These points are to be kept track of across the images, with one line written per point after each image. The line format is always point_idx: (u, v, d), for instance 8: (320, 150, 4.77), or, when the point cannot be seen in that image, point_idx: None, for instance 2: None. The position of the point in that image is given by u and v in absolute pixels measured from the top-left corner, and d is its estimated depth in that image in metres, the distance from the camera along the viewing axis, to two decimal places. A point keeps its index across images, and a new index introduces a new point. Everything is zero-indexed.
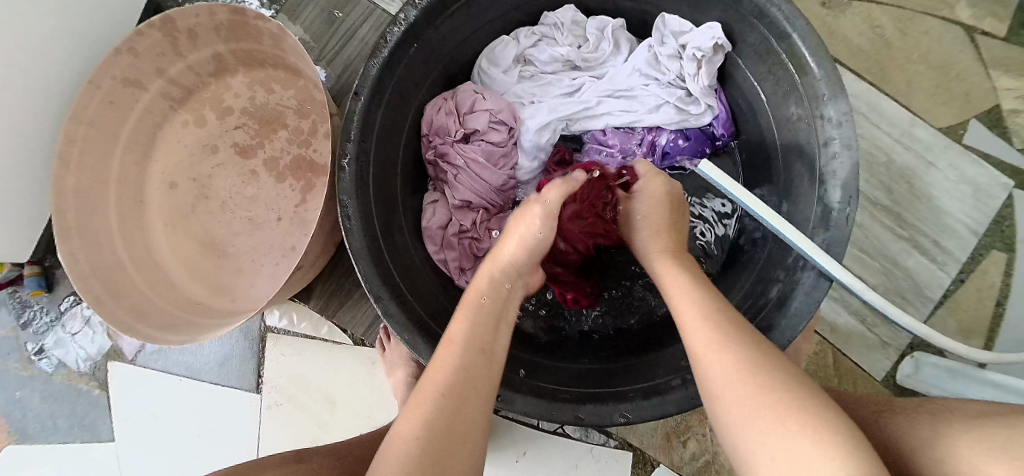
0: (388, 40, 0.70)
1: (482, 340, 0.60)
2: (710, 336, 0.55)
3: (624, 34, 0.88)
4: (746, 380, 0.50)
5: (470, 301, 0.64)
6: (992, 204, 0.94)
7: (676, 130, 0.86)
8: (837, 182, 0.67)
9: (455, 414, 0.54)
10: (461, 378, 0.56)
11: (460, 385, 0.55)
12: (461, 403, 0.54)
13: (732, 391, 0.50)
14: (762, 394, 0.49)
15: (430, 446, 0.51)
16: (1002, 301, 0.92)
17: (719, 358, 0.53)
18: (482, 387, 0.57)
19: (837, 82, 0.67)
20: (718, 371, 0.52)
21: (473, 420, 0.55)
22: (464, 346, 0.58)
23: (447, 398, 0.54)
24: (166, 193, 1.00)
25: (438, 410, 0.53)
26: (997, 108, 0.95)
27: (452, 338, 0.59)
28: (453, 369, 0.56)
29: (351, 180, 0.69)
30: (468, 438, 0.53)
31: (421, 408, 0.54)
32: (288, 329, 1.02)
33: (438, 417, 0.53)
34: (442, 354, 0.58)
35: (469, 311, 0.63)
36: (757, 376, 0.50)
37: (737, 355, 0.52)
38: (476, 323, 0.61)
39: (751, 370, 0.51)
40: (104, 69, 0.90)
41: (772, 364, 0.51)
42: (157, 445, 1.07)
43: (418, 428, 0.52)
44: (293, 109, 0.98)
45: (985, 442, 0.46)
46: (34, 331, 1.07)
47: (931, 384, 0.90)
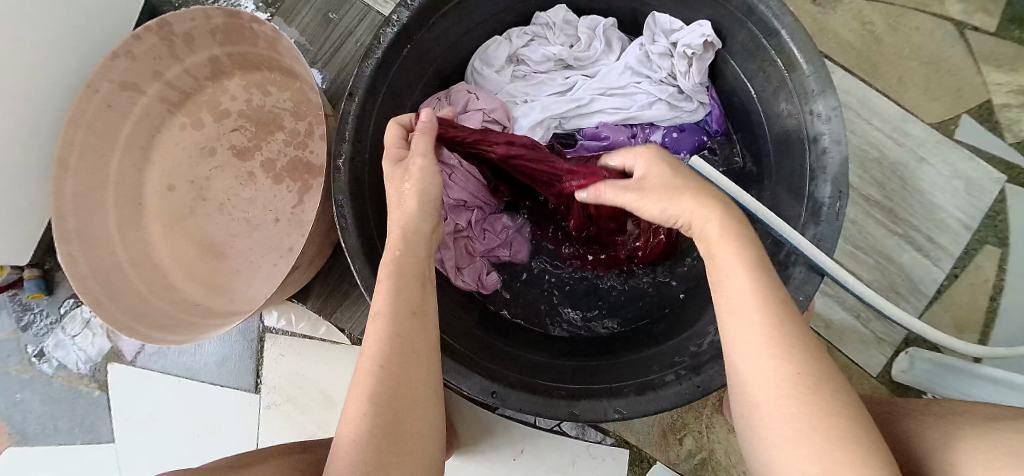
0: (380, 42, 0.71)
1: (408, 307, 0.55)
2: (775, 352, 0.47)
3: (615, 32, 0.89)
4: (814, 431, 0.44)
5: (389, 262, 0.58)
6: (985, 199, 0.94)
7: (669, 126, 0.87)
8: (827, 177, 0.68)
9: (404, 400, 0.51)
10: (393, 356, 0.52)
11: (398, 360, 0.52)
12: (406, 389, 0.51)
13: (790, 436, 0.45)
14: (836, 450, 0.43)
15: (381, 437, 0.49)
16: (996, 294, 0.93)
17: (785, 396, 0.45)
18: (421, 361, 0.53)
19: (825, 78, 0.68)
20: (782, 416, 0.45)
21: (421, 399, 0.52)
22: (392, 314, 0.54)
23: (388, 384, 0.51)
24: (164, 195, 1.01)
25: (381, 401, 0.50)
26: (988, 103, 0.96)
27: (379, 309, 0.55)
28: (386, 347, 0.52)
29: (346, 180, 0.70)
30: (418, 420, 0.51)
31: (363, 398, 0.50)
32: (286, 329, 1.03)
33: (386, 405, 0.50)
34: (372, 331, 0.54)
35: (398, 271, 0.58)
36: (828, 425, 0.44)
37: (803, 392, 0.45)
38: (400, 285, 0.56)
39: (820, 413, 0.44)
40: (102, 73, 0.91)
41: (832, 396, 0.45)
42: (157, 447, 1.07)
43: (366, 419, 0.49)
44: (289, 111, 0.99)
45: (996, 446, 0.47)
46: (34, 334, 1.08)
47: (928, 380, 0.91)
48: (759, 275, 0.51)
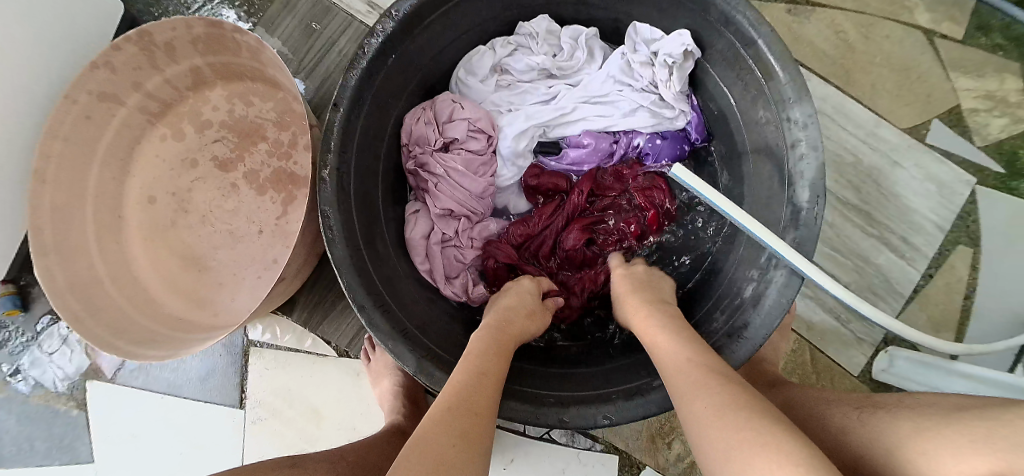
0: (364, 52, 0.71)
1: (490, 366, 0.62)
2: (693, 377, 0.56)
3: (597, 42, 0.90)
4: (716, 424, 0.51)
5: (485, 332, 0.68)
6: (956, 200, 0.97)
7: (652, 132, 0.88)
8: (805, 182, 0.70)
9: (469, 430, 0.55)
10: (475, 400, 0.58)
11: (469, 406, 0.57)
12: (477, 421, 0.56)
13: (711, 430, 0.51)
14: (732, 433, 0.50)
15: (443, 451, 0.52)
16: (969, 293, 0.96)
17: (701, 401, 0.54)
18: (491, 407, 0.59)
19: (802, 86, 0.69)
20: (704, 424, 0.52)
21: (486, 439, 0.56)
22: (475, 372, 0.61)
23: (461, 413, 0.56)
24: (145, 208, 0.99)
25: (450, 423, 0.55)
26: (957, 108, 0.99)
27: (466, 363, 0.62)
28: (468, 388, 0.59)
29: (332, 191, 0.69)
30: (481, 452, 0.54)
31: (436, 421, 0.55)
32: (271, 342, 1.02)
33: (452, 430, 0.54)
34: (457, 376, 0.61)
35: (480, 344, 0.65)
36: (728, 414, 0.51)
37: (710, 395, 0.53)
38: (487, 355, 0.64)
39: (727, 408, 0.52)
40: (80, 84, 0.90)
41: (734, 395, 0.53)
42: (140, 465, 1.05)
43: (436, 437, 0.53)
44: (272, 121, 0.98)
45: (966, 434, 0.49)
46: (10, 352, 1.06)
47: (905, 378, 0.93)
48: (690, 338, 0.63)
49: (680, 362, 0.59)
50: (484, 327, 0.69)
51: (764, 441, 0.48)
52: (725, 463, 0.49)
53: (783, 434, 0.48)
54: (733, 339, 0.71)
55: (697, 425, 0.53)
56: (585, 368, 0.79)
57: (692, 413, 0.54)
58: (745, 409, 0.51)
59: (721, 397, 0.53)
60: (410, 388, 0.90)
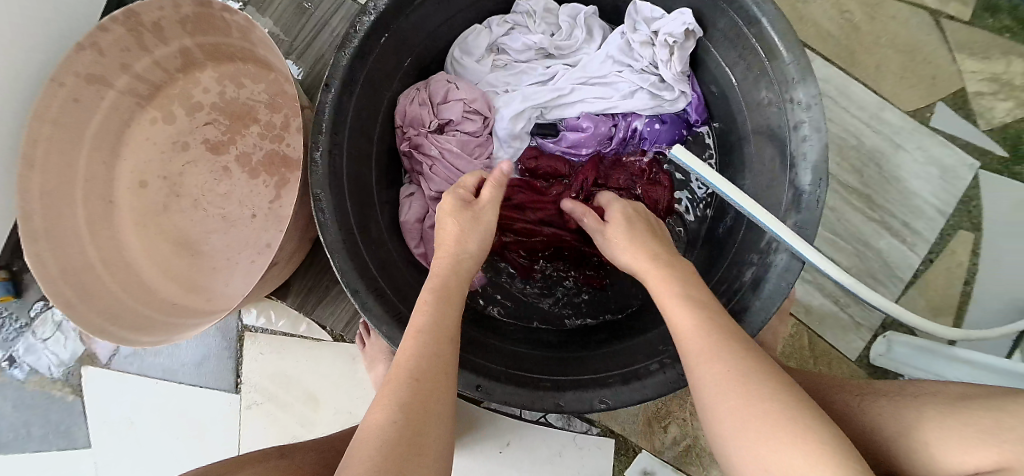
0: (357, 29, 0.69)
1: (441, 325, 0.58)
2: (721, 355, 0.52)
3: (596, 21, 0.88)
4: (742, 405, 0.48)
5: (433, 283, 0.62)
6: (959, 185, 0.96)
7: (651, 116, 0.86)
8: (808, 165, 0.68)
9: (422, 406, 0.52)
10: (429, 368, 0.55)
11: (425, 375, 0.54)
12: (429, 394, 0.53)
13: (729, 406, 0.49)
14: (761, 410, 0.47)
15: (399, 435, 0.50)
16: (970, 279, 0.95)
17: (711, 370, 0.51)
18: (445, 374, 0.55)
19: (806, 65, 0.68)
20: (719, 399, 0.50)
21: (440, 410, 0.53)
22: (424, 333, 0.57)
23: (413, 387, 0.53)
24: (136, 192, 0.98)
25: (404, 399, 0.52)
26: (962, 91, 0.97)
27: (416, 323, 0.58)
28: (421, 357, 0.55)
29: (324, 172, 0.68)
30: (436, 430, 0.52)
31: (388, 396, 0.52)
32: (266, 327, 1.01)
33: (405, 408, 0.51)
34: (406, 342, 0.57)
35: (430, 296, 0.61)
36: (751, 391, 0.49)
37: (726, 365, 0.51)
38: (438, 310, 0.59)
39: (747, 383, 0.49)
40: (66, 66, 0.88)
41: (749, 372, 0.50)
42: (135, 451, 1.05)
43: (387, 420, 0.51)
44: (264, 103, 0.96)
45: (973, 425, 0.48)
46: (3, 338, 1.05)
47: (904, 363, 0.92)
48: (691, 293, 0.58)
49: (694, 337, 0.54)
50: (431, 276, 0.63)
51: (787, 422, 0.46)
52: (746, 451, 0.47)
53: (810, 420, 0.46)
54: (731, 323, 0.70)
55: (709, 400, 0.51)
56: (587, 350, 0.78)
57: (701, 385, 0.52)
58: (756, 389, 0.49)
59: (736, 371, 0.50)
60: None
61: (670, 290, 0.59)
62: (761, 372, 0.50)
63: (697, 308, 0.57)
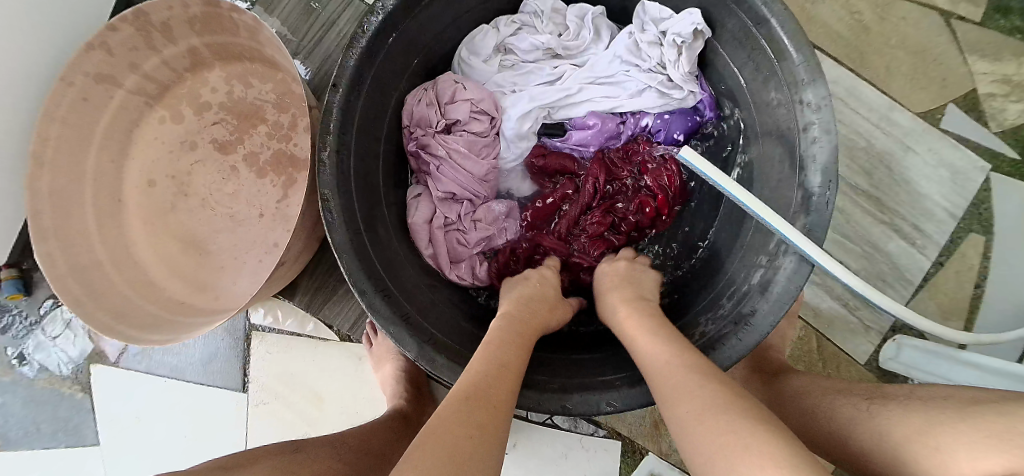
0: (365, 29, 0.69)
1: (508, 358, 0.61)
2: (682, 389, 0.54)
3: (604, 21, 0.88)
4: (699, 425, 0.50)
5: (505, 320, 0.67)
6: (970, 187, 0.95)
7: (660, 113, 0.86)
8: (818, 166, 0.68)
9: (484, 424, 0.53)
10: (491, 388, 0.57)
11: (486, 393, 0.56)
12: (491, 414, 0.54)
13: (695, 436, 0.50)
14: (717, 433, 0.49)
15: (457, 445, 0.51)
16: (980, 283, 0.94)
17: (688, 402, 0.53)
18: (506, 402, 0.57)
19: (816, 67, 0.67)
20: (691, 426, 0.51)
21: (499, 434, 0.54)
22: (495, 362, 0.60)
23: (476, 405, 0.54)
24: (144, 191, 0.98)
25: (464, 416, 0.53)
26: (973, 93, 0.96)
27: (484, 355, 0.61)
28: (485, 380, 0.57)
29: (332, 171, 0.68)
30: (495, 449, 0.53)
31: (450, 407, 0.54)
32: (273, 326, 1.01)
33: (468, 421, 0.53)
34: (472, 369, 0.59)
35: (503, 334, 0.65)
36: (709, 417, 0.50)
37: (696, 399, 0.52)
38: (506, 345, 0.63)
39: (709, 411, 0.50)
40: (76, 65, 0.88)
41: (702, 397, 0.52)
42: (143, 448, 1.05)
43: (447, 432, 0.52)
44: (271, 103, 0.97)
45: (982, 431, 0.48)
46: (13, 336, 1.06)
47: (913, 367, 0.92)
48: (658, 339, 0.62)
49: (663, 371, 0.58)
50: (505, 315, 0.69)
51: (746, 443, 0.47)
52: (709, 473, 0.48)
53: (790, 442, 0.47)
54: (739, 325, 0.70)
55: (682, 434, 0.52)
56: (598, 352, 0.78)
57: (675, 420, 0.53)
58: (724, 414, 0.50)
59: (704, 398, 0.52)
60: (411, 374, 0.90)
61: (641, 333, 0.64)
62: (721, 398, 0.52)
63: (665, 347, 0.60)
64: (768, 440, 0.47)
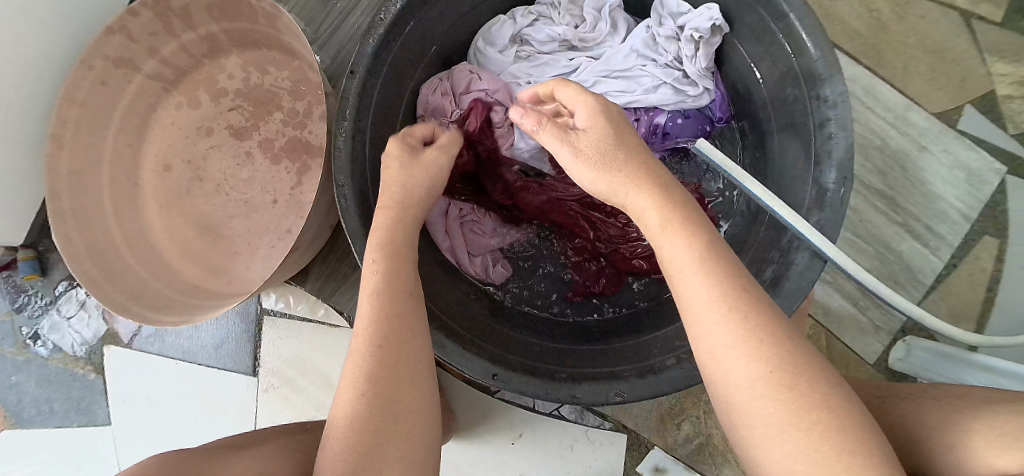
0: (384, 17, 0.70)
1: (399, 284, 0.61)
2: (747, 344, 0.49)
3: (621, 14, 0.88)
4: (779, 400, 0.47)
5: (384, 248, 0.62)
6: (986, 190, 0.95)
7: (675, 111, 0.85)
8: (833, 163, 0.67)
9: (391, 374, 0.57)
10: (390, 337, 0.58)
11: (389, 342, 0.58)
12: (394, 363, 0.57)
13: (765, 411, 0.47)
14: (784, 425, 0.46)
15: (371, 410, 0.55)
16: (993, 286, 0.93)
17: (727, 328, 0.49)
18: (410, 342, 0.59)
19: (834, 62, 0.67)
20: (739, 368, 0.49)
21: (411, 377, 0.58)
22: (382, 300, 0.59)
23: (379, 360, 0.57)
24: (160, 175, 0.99)
25: (370, 385, 0.56)
26: (992, 94, 0.95)
27: (371, 285, 0.60)
28: (380, 326, 0.58)
29: (348, 158, 0.69)
30: (410, 397, 0.58)
31: (354, 375, 0.57)
32: (284, 311, 1.02)
33: (375, 380, 0.56)
34: (364, 310, 0.59)
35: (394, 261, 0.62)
36: (791, 394, 0.47)
37: (769, 364, 0.48)
38: (395, 273, 0.61)
39: (761, 350, 0.49)
40: (96, 48, 0.89)
41: (762, 320, 0.50)
42: (153, 431, 1.07)
43: (355, 398, 0.56)
44: (287, 90, 0.97)
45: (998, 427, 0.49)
46: (29, 315, 1.07)
47: (922, 367, 0.91)
48: (705, 255, 0.52)
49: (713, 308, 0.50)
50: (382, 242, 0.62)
51: (836, 437, 0.45)
52: (781, 447, 0.46)
53: (813, 378, 0.48)
54: None
55: (723, 373, 0.50)
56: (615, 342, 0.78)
57: (704, 349, 0.51)
58: (774, 347, 0.49)
59: (777, 369, 0.48)
60: None
61: (680, 261, 0.53)
62: (793, 371, 0.48)
63: (733, 304, 0.50)
64: (842, 428, 0.46)
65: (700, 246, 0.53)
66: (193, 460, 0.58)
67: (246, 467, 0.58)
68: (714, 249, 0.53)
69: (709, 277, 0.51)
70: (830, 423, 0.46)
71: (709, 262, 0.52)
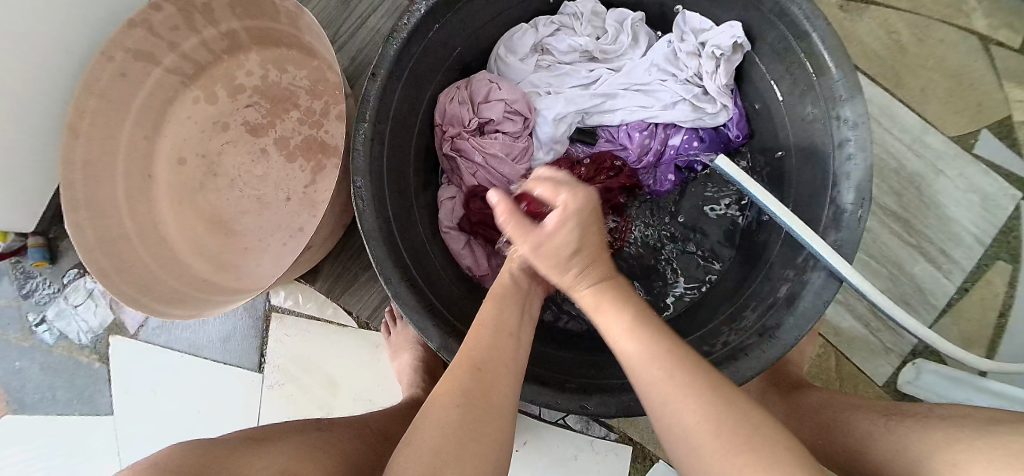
0: (407, 22, 0.70)
1: (513, 323, 0.61)
2: (659, 373, 0.52)
3: (643, 27, 0.88)
4: (707, 433, 0.49)
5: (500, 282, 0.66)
6: (999, 215, 0.94)
7: (691, 129, 0.86)
8: (851, 183, 0.68)
9: (485, 387, 0.55)
10: (491, 356, 0.57)
11: (490, 361, 0.57)
12: (491, 379, 0.56)
13: (705, 445, 0.49)
14: (731, 458, 0.47)
15: (458, 420, 0.52)
16: (1004, 312, 0.93)
17: (649, 368, 0.53)
18: (511, 363, 0.58)
19: (855, 83, 0.67)
20: (669, 401, 0.51)
21: (502, 395, 0.55)
22: (493, 327, 0.60)
23: (475, 370, 0.56)
24: (175, 169, 1.00)
25: (461, 391, 0.54)
26: (1008, 120, 0.95)
27: (483, 319, 0.61)
28: (484, 351, 0.58)
29: (366, 159, 0.68)
30: (497, 418, 0.54)
31: (449, 382, 0.56)
32: (292, 309, 1.02)
33: (467, 391, 0.54)
34: (474, 334, 0.60)
35: (500, 300, 0.64)
36: (721, 429, 0.49)
37: (693, 398, 0.50)
38: (505, 310, 0.62)
39: (669, 373, 0.52)
40: (117, 40, 0.90)
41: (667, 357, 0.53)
42: (155, 422, 1.06)
43: (446, 404, 0.54)
44: (304, 89, 0.97)
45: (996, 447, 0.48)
46: (36, 302, 1.08)
47: (932, 392, 0.91)
48: (632, 311, 0.57)
49: (642, 353, 0.54)
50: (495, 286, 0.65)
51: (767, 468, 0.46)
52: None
53: (743, 424, 0.49)
54: (763, 338, 0.69)
55: (671, 431, 0.51)
56: None
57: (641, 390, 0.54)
58: (700, 397, 0.50)
59: (699, 402, 0.50)
60: (428, 364, 0.91)
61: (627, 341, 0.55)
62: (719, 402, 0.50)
63: (644, 346, 0.54)
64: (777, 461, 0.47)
65: (629, 313, 0.57)
66: (220, 454, 0.56)
67: (270, 463, 0.56)
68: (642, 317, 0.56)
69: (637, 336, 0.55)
70: (788, 473, 0.46)
71: (639, 332, 0.55)
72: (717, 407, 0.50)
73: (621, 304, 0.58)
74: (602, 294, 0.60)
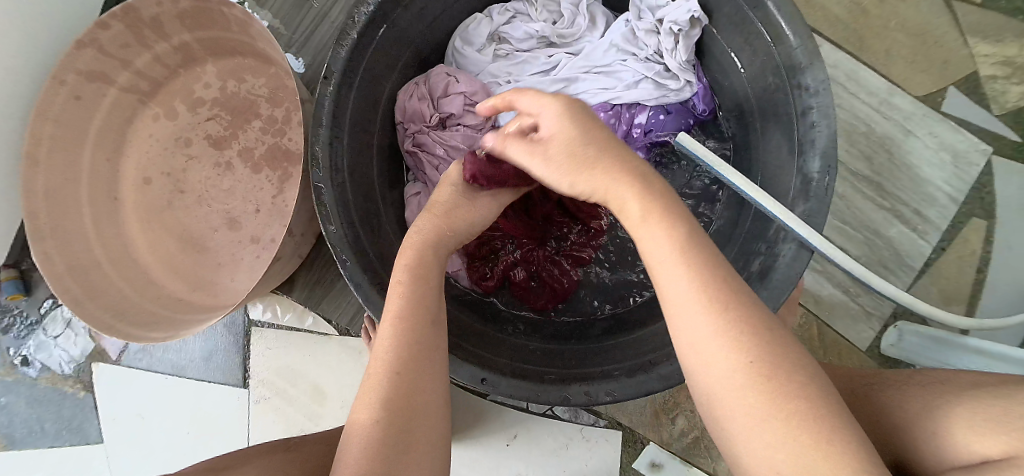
0: (356, 21, 0.68)
1: (429, 312, 0.56)
2: (730, 337, 0.44)
3: (599, 8, 0.87)
4: (769, 402, 0.42)
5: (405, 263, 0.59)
6: (971, 171, 0.94)
7: (656, 106, 0.84)
8: (816, 151, 0.67)
9: (408, 389, 0.51)
10: (410, 356, 0.53)
11: (407, 360, 0.52)
12: (410, 381, 0.51)
13: (747, 407, 0.43)
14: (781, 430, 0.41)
15: (388, 432, 0.49)
16: (981, 267, 0.93)
17: (706, 319, 0.45)
18: (434, 355, 0.55)
19: (814, 50, 0.66)
20: (721, 358, 0.44)
21: (427, 390, 0.52)
22: (408, 319, 0.54)
23: (394, 374, 0.51)
24: (141, 189, 0.98)
25: (383, 399, 0.50)
26: (975, 75, 0.95)
27: (393, 310, 0.56)
28: (400, 347, 0.53)
29: (324, 166, 0.67)
30: (428, 419, 0.51)
31: (371, 389, 0.51)
32: (272, 322, 1.01)
33: (390, 400, 0.50)
34: (387, 330, 0.54)
35: (413, 282, 0.58)
36: (779, 397, 0.42)
37: (757, 354, 0.44)
38: (415, 296, 0.57)
39: (737, 336, 0.44)
40: (68, 62, 0.88)
41: (714, 282, 0.46)
42: (146, 446, 1.05)
43: (369, 420, 0.49)
44: (264, 98, 0.95)
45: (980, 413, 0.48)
46: (15, 336, 1.06)
47: (917, 352, 0.91)
48: (684, 236, 0.49)
49: (690, 292, 0.46)
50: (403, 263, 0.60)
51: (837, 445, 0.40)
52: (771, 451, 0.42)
53: (802, 381, 0.43)
54: None
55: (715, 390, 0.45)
56: (605, 341, 0.78)
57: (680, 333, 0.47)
58: (759, 346, 0.44)
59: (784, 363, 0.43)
60: None
61: (669, 273, 0.47)
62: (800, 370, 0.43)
63: (711, 292, 0.46)
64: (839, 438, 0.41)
65: (678, 239, 0.48)
66: None
67: None
68: (689, 236, 0.48)
69: (690, 270, 0.47)
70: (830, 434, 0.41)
71: (691, 254, 0.47)
72: (779, 361, 0.44)
73: (677, 223, 0.49)
74: (656, 211, 0.50)
